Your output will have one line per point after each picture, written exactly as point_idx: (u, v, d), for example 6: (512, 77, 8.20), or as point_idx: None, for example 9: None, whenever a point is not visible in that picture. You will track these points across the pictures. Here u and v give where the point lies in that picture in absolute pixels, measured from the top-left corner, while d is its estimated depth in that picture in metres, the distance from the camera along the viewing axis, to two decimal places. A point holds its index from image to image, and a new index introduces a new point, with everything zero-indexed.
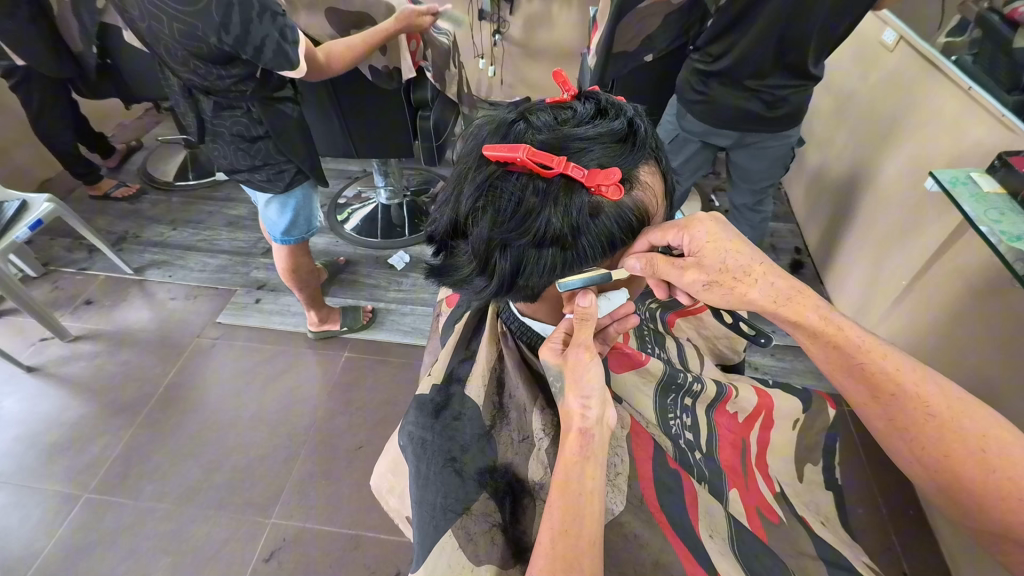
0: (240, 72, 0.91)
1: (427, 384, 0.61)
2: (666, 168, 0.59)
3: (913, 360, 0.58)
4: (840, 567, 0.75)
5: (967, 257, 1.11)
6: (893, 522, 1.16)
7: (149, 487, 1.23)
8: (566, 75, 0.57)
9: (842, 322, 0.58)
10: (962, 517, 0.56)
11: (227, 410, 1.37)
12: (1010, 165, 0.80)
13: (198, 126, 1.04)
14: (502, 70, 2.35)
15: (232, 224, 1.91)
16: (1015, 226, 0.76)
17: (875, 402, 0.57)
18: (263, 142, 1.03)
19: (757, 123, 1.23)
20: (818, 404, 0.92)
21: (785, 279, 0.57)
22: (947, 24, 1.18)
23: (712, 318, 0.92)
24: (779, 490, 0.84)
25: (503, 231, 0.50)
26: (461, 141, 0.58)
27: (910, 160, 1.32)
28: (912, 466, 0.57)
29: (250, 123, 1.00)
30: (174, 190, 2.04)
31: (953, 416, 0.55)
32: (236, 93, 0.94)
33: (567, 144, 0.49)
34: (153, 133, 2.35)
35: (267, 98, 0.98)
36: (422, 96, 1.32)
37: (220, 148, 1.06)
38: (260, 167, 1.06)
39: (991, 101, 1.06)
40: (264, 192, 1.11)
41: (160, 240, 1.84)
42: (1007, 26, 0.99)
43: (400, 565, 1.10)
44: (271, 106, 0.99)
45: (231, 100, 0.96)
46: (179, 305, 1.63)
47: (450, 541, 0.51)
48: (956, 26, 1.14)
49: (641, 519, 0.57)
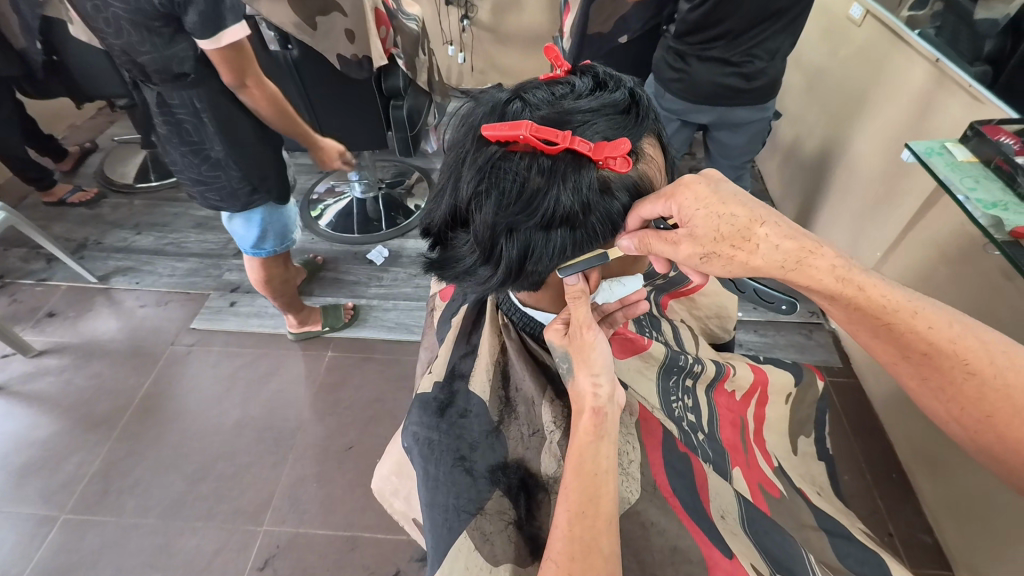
0: (182, 55, 0.82)
1: (429, 382, 0.59)
2: (665, 141, 0.57)
3: (947, 311, 0.50)
4: (840, 535, 0.77)
5: (942, 224, 1.13)
6: (879, 487, 1.19)
7: (131, 502, 1.18)
8: (557, 50, 0.55)
9: (861, 279, 0.50)
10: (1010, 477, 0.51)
11: (208, 418, 1.32)
12: (983, 134, 0.81)
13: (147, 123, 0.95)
14: (472, 56, 2.30)
15: (200, 225, 1.83)
16: (994, 193, 0.77)
17: (903, 361, 0.51)
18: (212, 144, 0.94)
19: (739, 97, 1.24)
20: (808, 378, 0.93)
21: (787, 237, 0.48)
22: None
23: (703, 298, 0.92)
24: (777, 465, 0.85)
25: (509, 214, 0.48)
26: (451, 127, 0.56)
27: (880, 133, 1.35)
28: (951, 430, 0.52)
29: (199, 122, 0.91)
30: (136, 192, 1.94)
31: (997, 372, 0.48)
32: (180, 81, 0.85)
33: (570, 117, 0.47)
34: (108, 133, 2.23)
35: (217, 91, 0.90)
36: (394, 85, 1.28)
37: (170, 150, 0.97)
38: (214, 173, 0.98)
39: (957, 71, 1.07)
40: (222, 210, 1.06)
41: (124, 246, 1.75)
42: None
43: (400, 563, 1.09)
44: (221, 102, 0.91)
45: (172, 93, 0.87)
46: (149, 312, 1.56)
47: (465, 543, 0.49)
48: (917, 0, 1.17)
49: (656, 506, 0.57)
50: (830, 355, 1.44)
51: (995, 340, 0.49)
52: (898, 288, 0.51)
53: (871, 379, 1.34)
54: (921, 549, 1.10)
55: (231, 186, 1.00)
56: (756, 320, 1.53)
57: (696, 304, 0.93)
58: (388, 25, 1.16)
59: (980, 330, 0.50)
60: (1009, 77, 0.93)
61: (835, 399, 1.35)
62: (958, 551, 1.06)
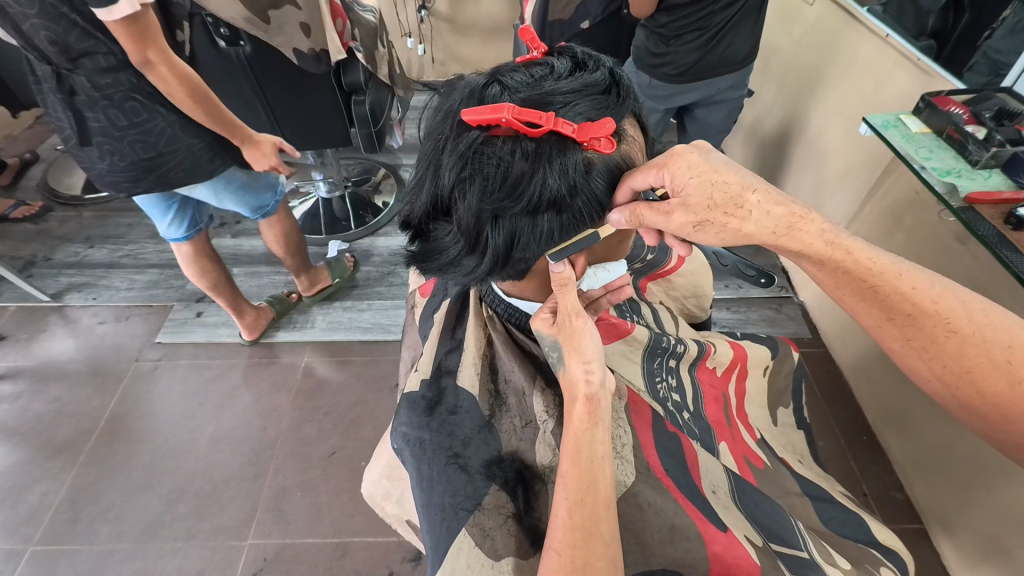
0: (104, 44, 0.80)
1: (416, 380, 0.58)
2: (644, 122, 0.57)
3: (929, 273, 0.52)
4: (822, 499, 0.79)
5: (896, 195, 1.17)
6: (852, 449, 1.24)
7: (105, 528, 1.12)
8: (533, 31, 0.53)
9: (848, 244, 0.52)
10: (985, 430, 0.53)
11: (181, 433, 1.27)
12: (935, 105, 0.84)
13: (74, 125, 0.89)
14: (432, 48, 2.26)
15: (157, 235, 1.76)
16: (948, 161, 0.79)
17: (889, 324, 0.52)
18: (162, 112, 0.91)
19: (722, 66, 1.26)
20: (783, 350, 0.95)
21: (777, 204, 0.49)
22: None
23: (680, 278, 0.93)
24: (759, 436, 0.87)
25: (494, 200, 0.46)
26: (425, 117, 0.55)
27: (834, 111, 1.39)
28: (934, 388, 0.53)
29: (141, 97, 0.88)
30: (86, 204, 1.84)
31: (976, 330, 0.50)
32: (109, 56, 0.81)
33: (552, 98, 0.46)
34: (49, 142, 2.11)
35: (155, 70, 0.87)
36: (354, 80, 1.21)
37: (106, 143, 0.92)
38: (165, 150, 0.94)
39: (907, 46, 1.10)
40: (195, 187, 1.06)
41: (76, 260, 1.66)
42: None
43: (393, 565, 1.08)
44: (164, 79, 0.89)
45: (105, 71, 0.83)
46: (109, 329, 1.49)
47: (465, 541, 0.48)
48: None
49: (651, 486, 0.57)
50: (799, 327, 1.48)
51: (973, 299, 0.51)
52: (883, 253, 0.53)
53: (839, 347, 1.39)
54: (895, 506, 1.15)
55: (193, 152, 0.97)
56: (728, 297, 1.56)
57: (673, 285, 0.94)
58: (344, 17, 1.11)
59: (960, 290, 0.52)
60: (953, 49, 0.97)
61: (808, 368, 1.39)
62: (929, 505, 1.11)
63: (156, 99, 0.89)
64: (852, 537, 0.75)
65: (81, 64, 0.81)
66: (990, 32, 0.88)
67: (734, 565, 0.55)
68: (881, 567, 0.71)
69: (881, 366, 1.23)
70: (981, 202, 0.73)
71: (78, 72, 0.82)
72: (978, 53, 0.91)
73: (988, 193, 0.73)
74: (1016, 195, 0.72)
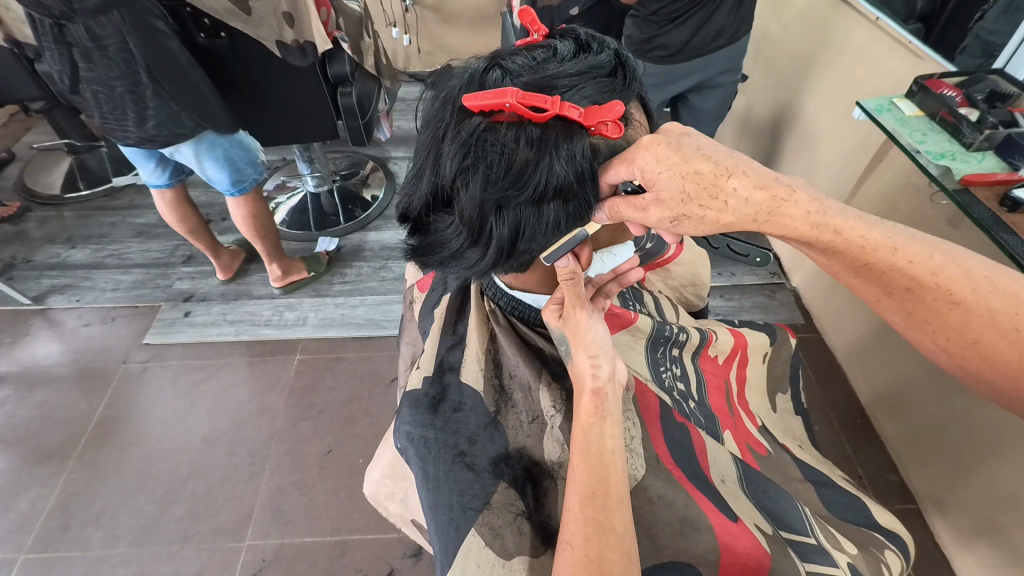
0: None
1: (418, 376, 0.56)
2: (648, 106, 0.55)
3: (927, 240, 0.48)
4: (824, 484, 0.79)
5: (888, 179, 1.17)
6: (846, 433, 1.25)
7: (98, 533, 1.10)
8: (533, 12, 0.52)
9: (837, 223, 0.47)
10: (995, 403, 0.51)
11: (173, 436, 1.25)
12: (927, 88, 0.84)
13: (74, 75, 0.95)
14: (418, 39, 2.22)
15: (141, 233, 1.71)
16: (941, 144, 0.79)
17: (887, 298, 0.49)
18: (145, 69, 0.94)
19: (716, 42, 1.24)
20: (781, 336, 0.95)
21: (758, 187, 0.44)
22: None
23: (678, 268, 0.92)
24: (760, 423, 0.87)
25: (498, 190, 0.45)
26: (422, 106, 0.53)
27: (825, 96, 1.38)
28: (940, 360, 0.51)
29: (131, 51, 0.91)
30: (66, 204, 1.79)
31: (979, 300, 0.46)
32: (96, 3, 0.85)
33: (556, 82, 0.44)
34: (26, 140, 2.05)
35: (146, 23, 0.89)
36: (340, 71, 1.19)
37: (99, 95, 0.97)
38: (153, 102, 0.97)
39: (897, 30, 1.10)
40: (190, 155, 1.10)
41: (58, 262, 1.61)
42: None
43: (393, 562, 1.07)
44: (152, 36, 0.91)
45: (97, 19, 0.87)
46: (95, 331, 1.45)
47: (475, 541, 0.47)
48: None
49: (661, 479, 0.57)
50: (792, 313, 1.49)
51: (976, 265, 0.47)
52: (876, 226, 0.47)
53: (832, 331, 1.39)
54: (890, 488, 1.16)
55: (170, 111, 0.99)
56: (721, 285, 1.57)
57: (670, 274, 0.93)
58: (328, 6, 1.08)
59: (962, 258, 0.47)
60: (941, 31, 0.97)
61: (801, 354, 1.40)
62: (922, 482, 1.13)
63: (142, 56, 0.92)
64: (855, 521, 0.75)
65: (78, 11, 0.86)
66: (981, 14, 0.87)
67: (744, 555, 0.55)
68: (885, 550, 0.72)
69: (874, 349, 1.24)
70: (975, 184, 0.72)
71: (75, 19, 0.87)
72: (970, 36, 0.91)
73: (982, 175, 0.73)
74: (1009, 177, 0.72)
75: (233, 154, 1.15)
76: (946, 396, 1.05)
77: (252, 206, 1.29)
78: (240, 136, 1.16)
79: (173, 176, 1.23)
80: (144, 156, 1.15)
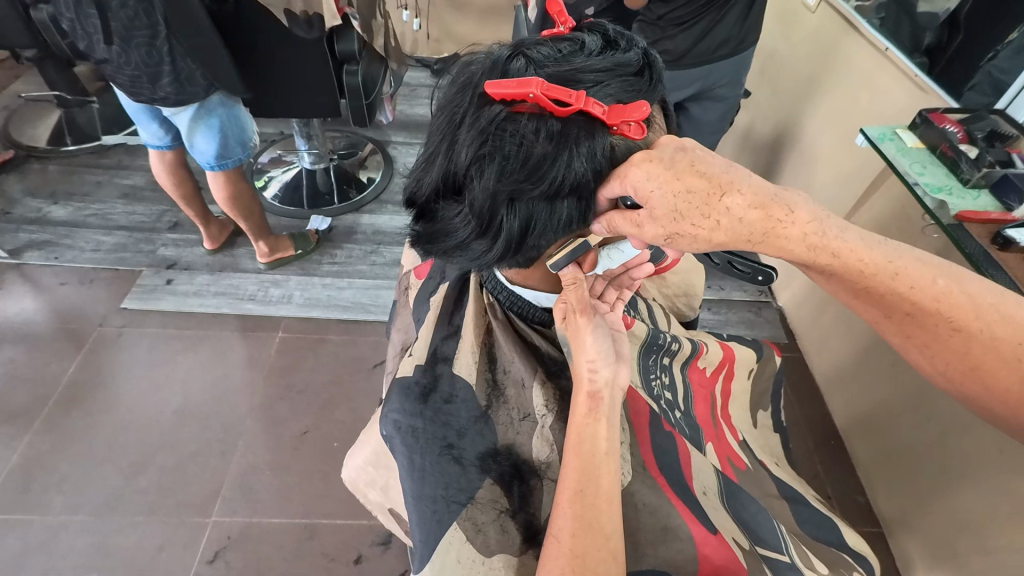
0: None
1: (409, 365, 0.55)
2: (667, 109, 0.55)
3: (931, 266, 0.48)
4: (799, 502, 0.80)
5: (882, 207, 1.19)
6: (819, 453, 1.27)
7: (60, 499, 1.07)
8: (561, 4, 0.51)
9: (836, 245, 0.46)
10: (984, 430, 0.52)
11: (146, 405, 1.22)
12: (930, 121, 0.84)
13: (89, 25, 0.92)
14: (428, 23, 2.19)
15: (128, 195, 1.67)
16: (939, 178, 0.80)
17: (886, 321, 0.49)
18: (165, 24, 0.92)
19: (718, 52, 1.24)
20: (768, 353, 0.95)
21: (754, 207, 0.43)
22: None
23: (673, 277, 0.92)
24: (741, 438, 0.87)
25: (513, 181, 0.44)
26: (439, 90, 0.52)
27: (826, 120, 1.40)
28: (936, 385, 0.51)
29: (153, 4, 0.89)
30: (51, 159, 1.74)
31: (983, 327, 0.47)
32: None
33: (581, 76, 0.44)
34: (13, 88, 1.98)
35: None
36: (348, 49, 1.16)
37: (114, 47, 0.94)
38: (171, 56, 0.95)
39: (906, 62, 1.10)
40: (185, 119, 1.07)
41: (38, 217, 1.56)
42: None
43: (362, 549, 1.06)
44: None
45: None
46: (72, 292, 1.41)
47: (456, 535, 0.48)
48: None
49: (647, 485, 0.57)
50: (777, 331, 1.50)
51: (981, 292, 0.48)
52: (879, 249, 0.47)
53: (814, 353, 1.41)
54: (857, 510, 1.18)
55: (187, 68, 0.98)
56: (709, 298, 1.58)
57: (666, 282, 0.93)
58: None
59: (969, 284, 0.48)
60: (945, 66, 0.99)
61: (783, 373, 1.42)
62: (889, 507, 1.14)
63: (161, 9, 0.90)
64: (827, 540, 0.76)
65: None
66: (993, 53, 0.89)
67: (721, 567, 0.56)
68: (853, 572, 0.73)
69: (853, 374, 1.25)
70: (970, 220, 0.73)
71: None
72: (979, 72, 0.92)
73: (976, 212, 0.74)
74: (1002, 216, 0.73)
75: (229, 127, 1.13)
76: (919, 423, 1.06)
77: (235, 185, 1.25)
78: (242, 110, 1.15)
79: (176, 140, 1.21)
80: (149, 115, 1.13)
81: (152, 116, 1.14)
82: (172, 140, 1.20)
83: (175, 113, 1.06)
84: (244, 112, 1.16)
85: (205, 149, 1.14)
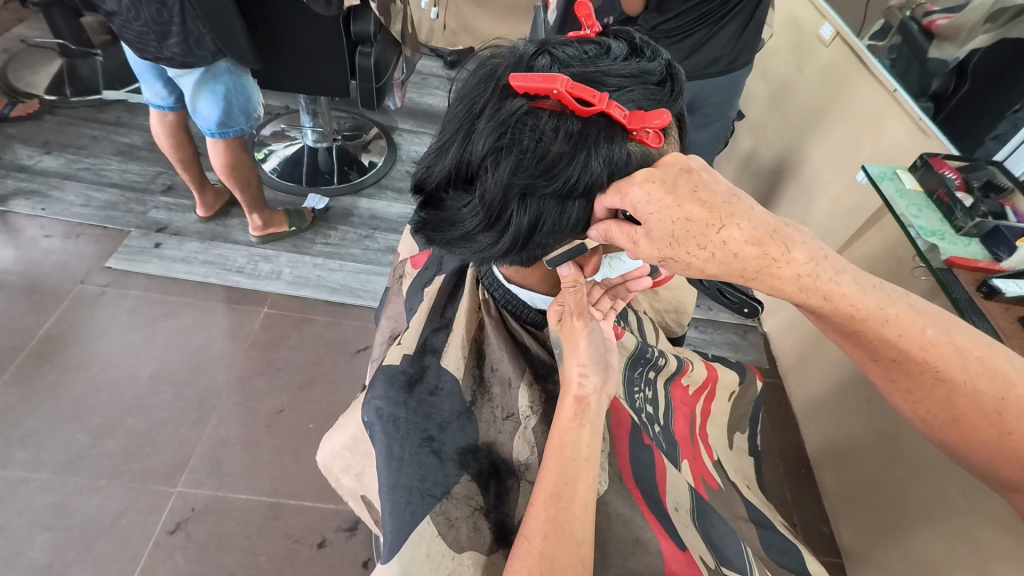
0: None
1: (397, 353, 0.54)
2: (682, 123, 0.55)
3: (921, 314, 0.48)
4: (767, 526, 0.81)
5: (876, 246, 1.20)
6: (789, 480, 1.29)
7: (22, 454, 1.05)
8: (589, 7, 0.51)
9: (829, 288, 0.46)
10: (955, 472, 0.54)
11: (121, 368, 1.20)
12: (930, 165, 0.85)
13: None
14: (445, 13, 2.17)
15: (123, 153, 1.64)
16: (933, 222, 0.81)
17: (873, 363, 0.50)
18: None
19: (709, 69, 1.25)
20: (750, 378, 0.96)
21: (751, 243, 0.42)
22: (869, 30, 1.29)
23: (666, 292, 0.93)
24: (716, 458, 0.88)
25: (527, 176, 0.44)
26: (458, 80, 0.52)
27: (829, 153, 1.41)
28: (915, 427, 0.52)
29: None
30: (47, 108, 1.70)
31: (967, 378, 0.48)
32: None
33: (605, 79, 0.44)
34: (16, 31, 1.93)
35: None
36: (364, 29, 1.15)
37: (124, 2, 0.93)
38: (180, 18, 0.94)
39: (912, 105, 1.11)
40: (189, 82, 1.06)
41: (28, 165, 1.53)
42: (924, 36, 1.09)
43: (326, 533, 1.05)
44: None
45: None
46: (56, 245, 1.38)
47: (428, 529, 0.48)
48: (878, 31, 1.25)
49: (621, 496, 0.58)
50: (760, 356, 1.52)
51: (969, 343, 0.48)
52: (872, 294, 0.47)
53: (794, 381, 1.42)
54: (821, 539, 1.20)
55: (196, 32, 0.96)
56: (697, 317, 1.59)
57: (658, 298, 0.93)
58: None
59: (957, 334, 0.48)
60: (950, 112, 1.01)
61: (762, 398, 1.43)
62: (851, 540, 1.16)
63: None
64: (791, 567, 0.77)
65: None
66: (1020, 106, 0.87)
67: None
68: None
69: (830, 406, 1.27)
70: (959, 266, 0.75)
71: None
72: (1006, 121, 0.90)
73: (966, 259, 0.75)
74: (991, 265, 0.74)
75: (234, 96, 1.11)
76: (890, 461, 1.08)
77: (234, 155, 1.23)
78: (249, 81, 1.13)
79: (179, 101, 1.19)
80: (154, 74, 1.12)
81: (156, 76, 1.13)
82: (175, 101, 1.19)
83: (179, 76, 1.05)
84: (252, 82, 1.15)
85: (206, 113, 1.12)
